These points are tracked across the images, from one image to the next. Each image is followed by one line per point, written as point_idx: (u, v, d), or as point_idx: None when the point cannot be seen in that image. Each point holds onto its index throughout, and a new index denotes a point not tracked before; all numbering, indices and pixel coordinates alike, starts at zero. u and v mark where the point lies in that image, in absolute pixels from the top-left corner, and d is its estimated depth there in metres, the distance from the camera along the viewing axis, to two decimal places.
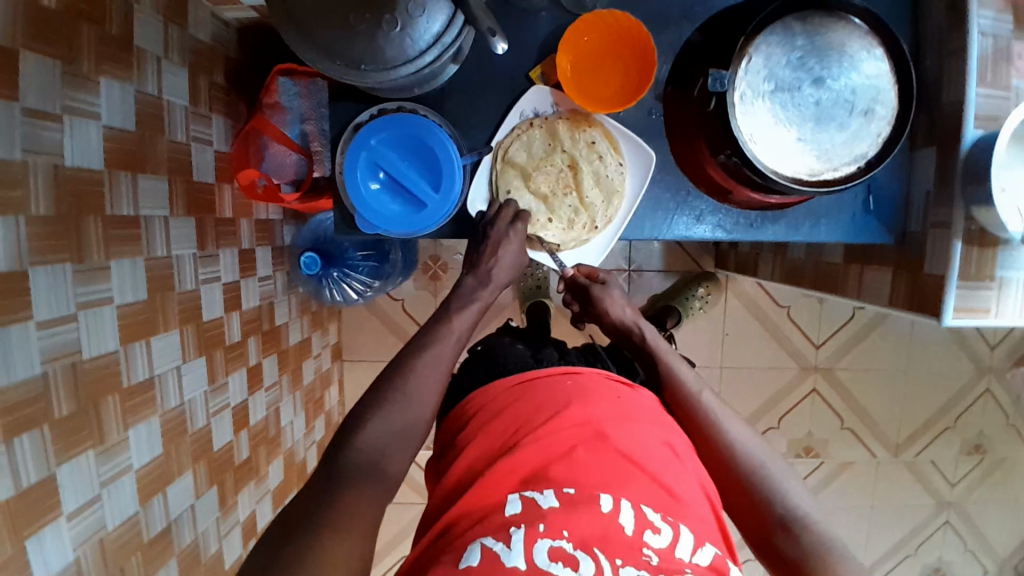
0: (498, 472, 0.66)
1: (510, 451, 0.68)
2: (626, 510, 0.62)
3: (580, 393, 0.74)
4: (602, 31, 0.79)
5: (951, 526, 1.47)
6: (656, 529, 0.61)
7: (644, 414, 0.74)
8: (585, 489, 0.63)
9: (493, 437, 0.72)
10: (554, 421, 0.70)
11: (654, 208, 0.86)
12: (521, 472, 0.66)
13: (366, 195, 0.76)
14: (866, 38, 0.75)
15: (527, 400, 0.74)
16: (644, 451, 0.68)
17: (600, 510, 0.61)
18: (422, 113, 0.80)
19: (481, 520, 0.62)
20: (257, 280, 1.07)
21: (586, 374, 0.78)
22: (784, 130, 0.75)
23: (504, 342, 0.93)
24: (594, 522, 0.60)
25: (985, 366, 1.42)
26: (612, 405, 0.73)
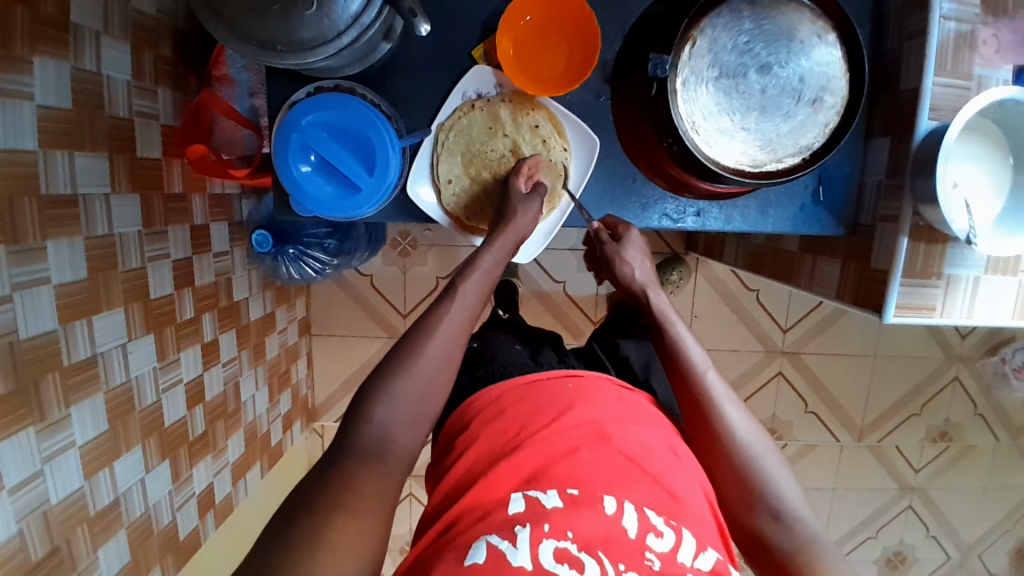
0: (498, 472, 0.64)
1: (513, 450, 0.66)
2: (629, 512, 0.60)
3: (583, 392, 0.72)
4: (545, 10, 0.76)
5: (914, 511, 1.48)
6: (659, 533, 0.59)
7: (646, 416, 0.72)
8: (589, 491, 0.61)
9: (492, 438, 0.69)
10: (558, 422, 0.67)
11: (604, 194, 0.84)
12: (525, 471, 0.63)
13: (298, 177, 0.74)
14: (818, 22, 0.71)
15: (531, 400, 0.71)
16: (650, 453, 0.66)
17: (604, 511, 0.59)
18: (360, 93, 0.77)
19: (484, 517, 0.60)
20: (212, 256, 1.06)
21: (587, 377, 0.75)
22: (727, 119, 0.73)
23: (501, 339, 0.88)
24: (597, 524, 0.58)
25: (956, 354, 1.41)
26: (616, 406, 0.71)
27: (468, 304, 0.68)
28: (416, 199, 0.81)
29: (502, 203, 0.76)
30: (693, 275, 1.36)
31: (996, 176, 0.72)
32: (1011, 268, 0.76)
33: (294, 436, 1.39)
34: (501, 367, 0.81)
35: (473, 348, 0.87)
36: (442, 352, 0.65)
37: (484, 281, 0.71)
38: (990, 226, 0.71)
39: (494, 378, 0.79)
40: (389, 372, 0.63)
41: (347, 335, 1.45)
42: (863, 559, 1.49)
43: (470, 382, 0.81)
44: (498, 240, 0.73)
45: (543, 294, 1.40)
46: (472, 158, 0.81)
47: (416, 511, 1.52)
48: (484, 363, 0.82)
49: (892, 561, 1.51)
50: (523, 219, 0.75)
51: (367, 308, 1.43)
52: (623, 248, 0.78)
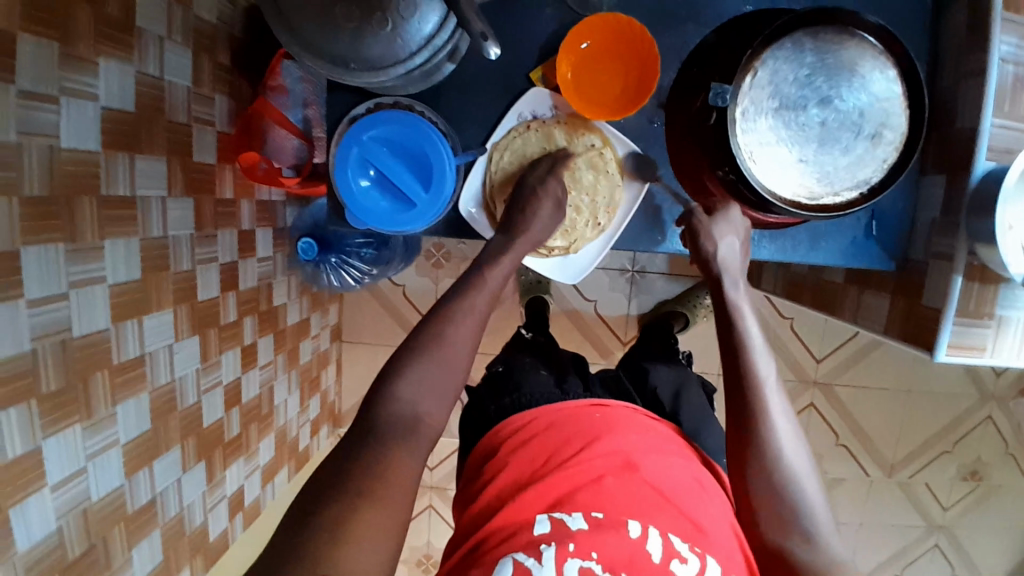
0: (526, 495, 0.64)
1: (540, 476, 0.66)
2: (654, 537, 0.60)
3: (609, 424, 0.72)
4: (603, 35, 0.77)
5: (940, 550, 1.46)
6: (684, 559, 0.59)
7: (673, 449, 0.71)
8: (614, 515, 0.61)
9: (518, 463, 0.69)
10: (585, 450, 0.67)
11: (652, 219, 0.84)
12: (549, 493, 0.64)
13: (355, 191, 0.74)
14: (880, 57, 0.72)
15: (559, 428, 0.72)
16: (678, 486, 0.66)
17: (628, 535, 0.59)
18: (418, 110, 0.79)
19: (509, 538, 0.61)
20: (256, 261, 1.07)
21: (614, 407, 0.75)
22: (786, 150, 0.73)
23: (527, 365, 0.86)
24: (621, 547, 0.58)
25: (989, 393, 1.41)
26: (643, 439, 0.71)
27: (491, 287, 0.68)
28: (468, 217, 0.82)
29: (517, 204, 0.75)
30: None
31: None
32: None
33: (320, 442, 1.40)
34: (528, 396, 0.79)
35: (498, 372, 0.87)
36: (468, 344, 0.64)
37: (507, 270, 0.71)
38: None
39: (522, 408, 0.78)
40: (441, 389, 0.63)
41: (377, 344, 1.46)
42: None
43: (496, 410, 0.80)
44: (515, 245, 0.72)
45: (575, 312, 1.40)
46: None
47: (436, 525, 1.51)
48: (510, 392, 0.81)
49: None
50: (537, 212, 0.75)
51: (397, 318, 1.44)
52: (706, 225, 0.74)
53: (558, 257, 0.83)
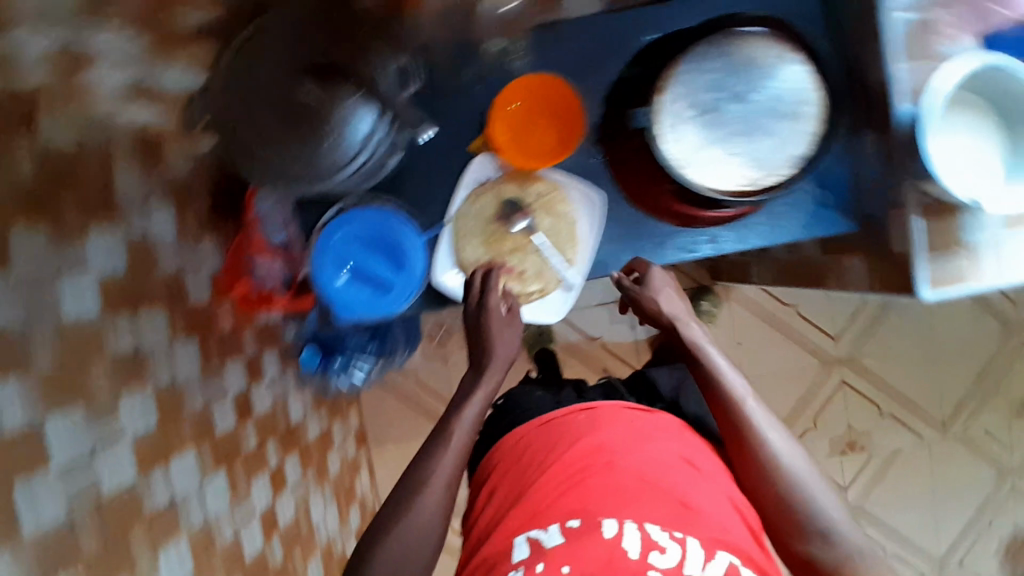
0: (514, 515, 0.73)
1: (527, 490, 0.75)
2: (631, 532, 0.67)
3: (585, 427, 0.79)
4: (528, 91, 0.82)
5: (1021, 489, 1.48)
6: (661, 549, 0.66)
7: (660, 431, 0.79)
8: (591, 518, 0.69)
9: (508, 490, 0.77)
10: (571, 453, 0.76)
11: (618, 239, 0.88)
12: (535, 510, 0.72)
13: (336, 291, 0.79)
14: (780, 43, 0.77)
15: (551, 433, 0.80)
16: (655, 471, 0.73)
17: (603, 536, 0.67)
18: (378, 200, 0.83)
19: (497, 562, 0.70)
20: (266, 384, 1.10)
21: (602, 408, 0.82)
22: (716, 147, 0.78)
23: (522, 391, 0.96)
24: (598, 549, 0.66)
25: (1015, 324, 1.42)
26: (610, 436, 0.78)
27: (473, 413, 0.77)
28: (445, 287, 0.84)
29: (477, 325, 0.79)
30: (726, 302, 1.42)
31: (988, 141, 0.76)
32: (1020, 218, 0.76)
33: None
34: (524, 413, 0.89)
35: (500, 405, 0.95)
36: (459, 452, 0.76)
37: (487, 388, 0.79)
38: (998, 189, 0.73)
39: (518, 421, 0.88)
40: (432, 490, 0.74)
41: (404, 437, 1.46)
42: (984, 556, 1.48)
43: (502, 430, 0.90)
44: (489, 371, 0.78)
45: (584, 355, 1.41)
46: (491, 236, 0.85)
47: None
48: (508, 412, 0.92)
49: (1015, 548, 1.49)
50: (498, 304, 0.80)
51: (417, 406, 1.45)
52: (653, 289, 0.84)
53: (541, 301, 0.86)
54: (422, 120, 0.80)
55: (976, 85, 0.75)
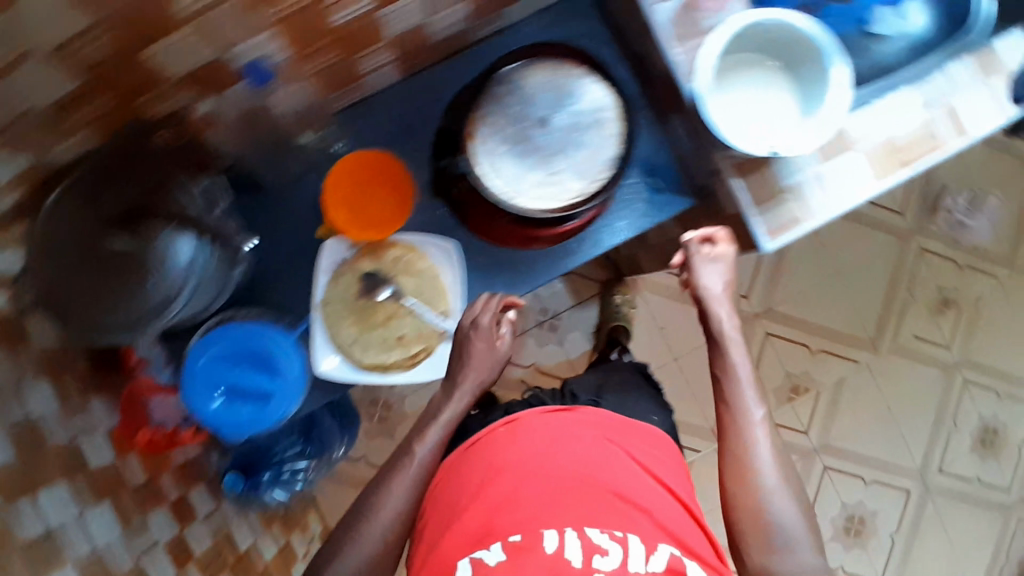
0: (452, 538, 0.71)
1: (465, 505, 0.74)
2: (573, 543, 0.68)
3: (512, 436, 0.79)
4: (352, 170, 0.84)
5: (972, 381, 1.51)
6: (603, 551, 0.67)
7: (609, 434, 0.81)
8: (530, 533, 0.69)
9: (441, 509, 0.76)
10: (512, 472, 0.75)
11: (487, 276, 0.92)
12: (476, 526, 0.71)
13: (215, 414, 0.79)
14: (562, 64, 0.82)
15: (483, 452, 0.79)
16: (588, 470, 0.75)
17: (546, 550, 0.67)
18: (241, 313, 0.84)
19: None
20: (201, 520, 1.07)
21: (523, 418, 0.81)
22: (535, 172, 0.82)
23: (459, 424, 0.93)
24: (540, 563, 0.66)
25: (906, 231, 1.44)
26: (541, 439, 0.78)
27: (447, 420, 0.79)
28: (325, 374, 0.83)
29: (461, 342, 0.82)
30: (636, 292, 1.47)
31: (781, 90, 0.79)
32: (842, 146, 0.82)
33: None
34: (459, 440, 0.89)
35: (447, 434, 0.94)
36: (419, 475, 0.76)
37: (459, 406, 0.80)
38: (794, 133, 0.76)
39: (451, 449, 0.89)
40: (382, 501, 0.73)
41: None
42: (958, 455, 1.52)
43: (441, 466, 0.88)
44: (463, 385, 0.79)
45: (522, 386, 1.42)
46: (360, 314, 0.85)
47: None
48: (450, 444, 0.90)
49: (986, 438, 1.54)
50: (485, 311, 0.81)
51: None
52: (693, 266, 0.82)
53: (427, 359, 0.86)
54: (245, 232, 0.84)
55: (759, 40, 0.78)
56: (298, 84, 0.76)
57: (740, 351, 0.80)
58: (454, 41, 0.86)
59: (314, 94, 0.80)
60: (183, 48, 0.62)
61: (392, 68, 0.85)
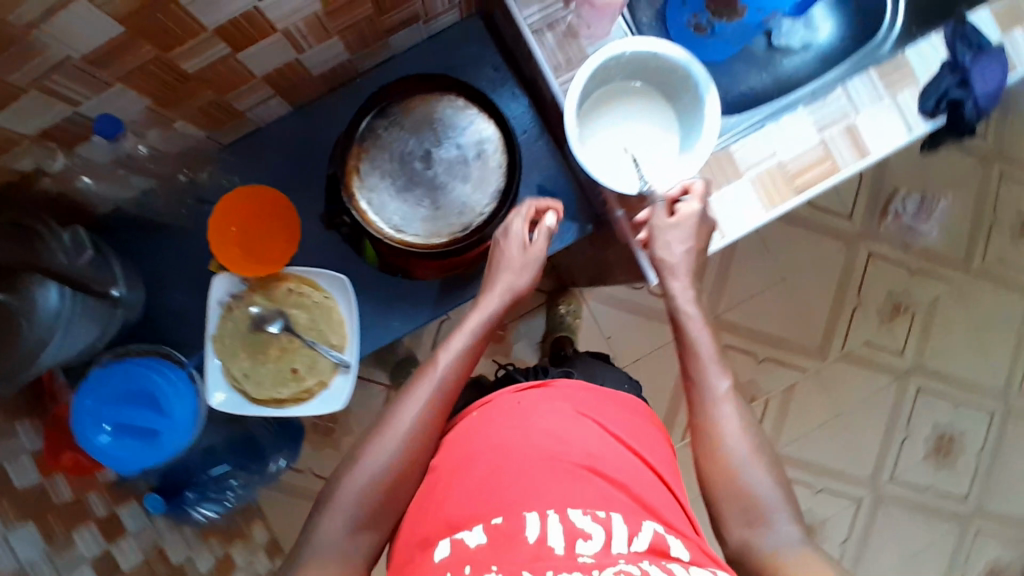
0: (429, 529, 0.62)
1: (443, 489, 0.65)
2: (554, 526, 0.57)
3: (484, 418, 0.71)
4: (243, 205, 0.83)
5: (926, 389, 1.48)
6: (587, 536, 0.57)
7: (587, 408, 0.72)
8: (512, 513, 0.59)
9: (426, 498, 0.66)
10: (482, 453, 0.67)
11: (385, 304, 0.90)
12: (455, 513, 0.62)
13: (105, 449, 0.81)
14: (444, 98, 0.83)
15: (455, 443, 0.71)
16: (569, 445, 0.66)
17: (527, 539, 0.56)
18: (134, 347, 0.86)
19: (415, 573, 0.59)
20: (130, 536, 1.06)
21: (495, 400, 0.74)
22: (420, 206, 0.82)
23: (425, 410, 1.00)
24: (521, 551, 0.55)
25: (854, 234, 1.41)
26: (513, 415, 0.70)
27: (463, 340, 0.74)
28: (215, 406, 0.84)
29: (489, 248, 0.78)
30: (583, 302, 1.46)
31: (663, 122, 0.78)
32: (733, 172, 0.79)
33: None
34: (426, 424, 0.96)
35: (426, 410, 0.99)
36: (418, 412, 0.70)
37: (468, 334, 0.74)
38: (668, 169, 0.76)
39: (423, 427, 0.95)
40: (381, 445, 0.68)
41: None
42: (911, 463, 1.50)
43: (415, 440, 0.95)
44: (485, 298, 0.75)
45: None
46: (253, 348, 0.85)
47: None
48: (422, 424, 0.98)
49: (942, 446, 1.50)
50: (521, 278, 0.75)
51: None
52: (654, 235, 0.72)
53: (324, 392, 0.86)
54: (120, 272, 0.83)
55: (635, 69, 0.76)
56: (169, 124, 0.77)
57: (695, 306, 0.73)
58: (338, 72, 0.86)
59: (193, 132, 0.81)
60: (36, 105, 0.63)
61: (277, 101, 0.85)
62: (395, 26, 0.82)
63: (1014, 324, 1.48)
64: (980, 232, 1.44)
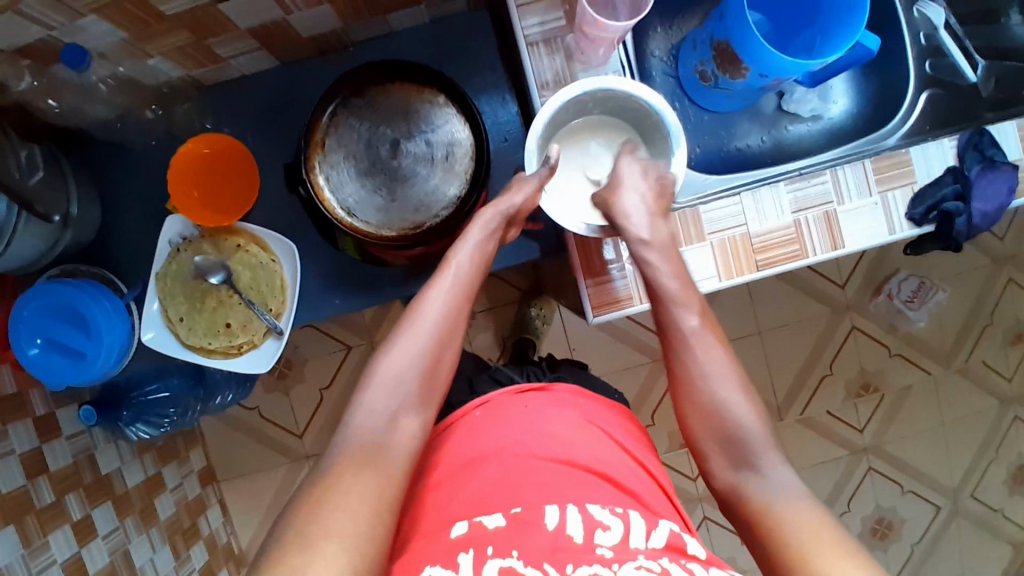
0: (445, 513, 0.61)
1: (457, 485, 0.64)
2: (574, 518, 0.57)
3: (490, 417, 0.71)
4: (207, 155, 0.84)
5: (877, 471, 1.43)
6: (605, 527, 0.56)
7: (588, 416, 0.73)
8: (532, 505, 0.59)
9: (427, 497, 0.65)
10: (495, 452, 0.66)
11: (330, 280, 0.90)
12: (461, 505, 0.61)
13: (28, 359, 0.82)
14: (425, 91, 0.82)
15: (459, 437, 0.70)
16: (574, 450, 0.67)
17: (546, 528, 0.56)
18: (81, 269, 0.88)
19: (430, 549, 0.57)
20: (65, 440, 1.04)
21: (494, 398, 0.74)
22: (377, 195, 0.82)
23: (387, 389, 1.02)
24: (541, 539, 0.55)
25: (842, 304, 1.38)
26: (522, 419, 0.70)
27: (473, 244, 0.73)
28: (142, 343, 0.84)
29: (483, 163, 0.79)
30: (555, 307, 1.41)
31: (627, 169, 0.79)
32: (697, 234, 0.76)
33: None
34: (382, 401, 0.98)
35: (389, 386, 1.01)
36: (439, 318, 0.68)
37: (481, 238, 0.74)
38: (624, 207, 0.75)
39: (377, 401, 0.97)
40: (393, 351, 0.66)
41: (254, 471, 1.49)
42: None
43: None
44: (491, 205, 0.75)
45: None
46: (192, 295, 0.86)
47: None
48: None
49: (878, 530, 1.45)
50: (520, 195, 0.74)
51: (265, 440, 1.48)
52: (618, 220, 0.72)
53: (252, 351, 0.86)
54: (75, 197, 0.85)
55: (618, 106, 0.77)
56: (146, 57, 0.76)
57: (657, 251, 0.72)
58: (329, 36, 0.84)
59: (171, 69, 0.81)
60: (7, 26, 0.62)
61: (262, 54, 0.84)
62: (392, 4, 0.80)
63: (981, 431, 1.44)
64: (970, 333, 1.40)
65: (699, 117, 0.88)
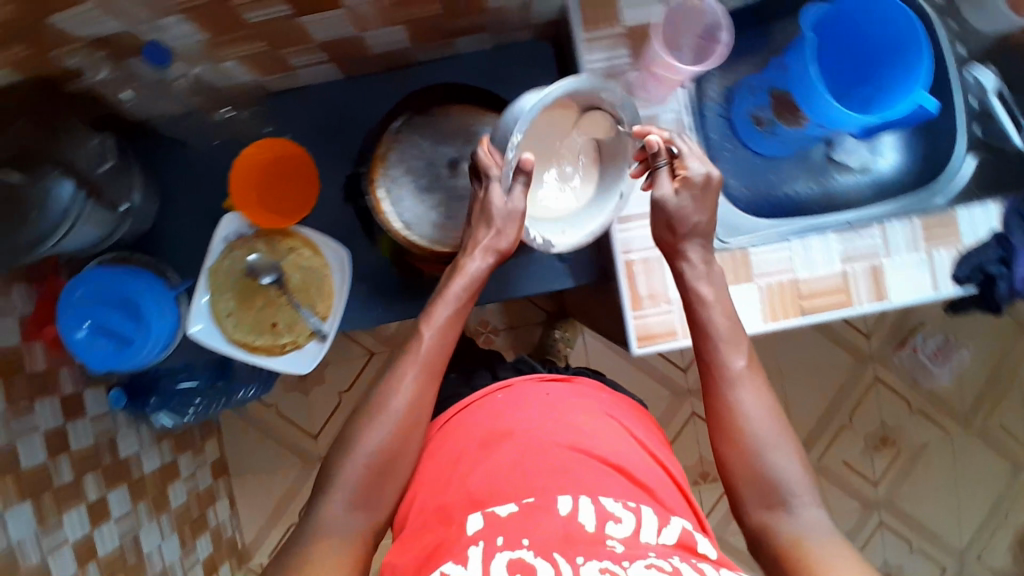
0: (458, 495, 0.63)
1: (469, 464, 0.66)
2: (586, 506, 0.59)
3: (510, 400, 0.72)
4: (268, 157, 0.86)
5: (887, 526, 1.43)
6: (618, 519, 0.58)
7: (604, 408, 0.74)
8: (544, 495, 0.60)
9: (438, 472, 0.68)
10: (505, 434, 0.67)
11: (373, 290, 0.92)
12: (476, 489, 0.63)
13: (76, 342, 0.83)
14: (488, 117, 0.85)
15: (474, 417, 0.71)
16: (591, 440, 0.67)
17: (558, 514, 0.58)
18: (135, 257, 0.90)
19: (445, 547, 0.59)
20: (89, 420, 1.04)
21: (516, 383, 0.75)
22: (433, 212, 0.83)
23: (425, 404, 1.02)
24: (553, 525, 0.57)
25: (866, 354, 1.39)
26: (539, 402, 0.71)
27: (454, 299, 0.73)
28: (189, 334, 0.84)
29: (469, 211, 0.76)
30: (580, 330, 1.42)
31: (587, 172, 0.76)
32: (746, 275, 0.78)
33: None
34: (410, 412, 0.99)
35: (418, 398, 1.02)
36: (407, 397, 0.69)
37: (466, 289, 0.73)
38: (579, 215, 0.75)
39: None
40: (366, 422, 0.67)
41: (265, 468, 1.50)
42: None
43: None
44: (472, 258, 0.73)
45: None
46: (241, 291, 0.87)
47: None
48: None
49: None
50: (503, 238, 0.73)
51: (280, 439, 1.49)
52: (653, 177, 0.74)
53: (297, 351, 0.88)
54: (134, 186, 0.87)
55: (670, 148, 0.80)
56: (220, 62, 0.78)
57: (706, 281, 0.72)
58: (398, 55, 0.87)
59: (243, 74, 0.83)
60: (82, 21, 0.63)
61: (331, 67, 0.87)
62: (463, 29, 0.83)
63: (994, 495, 1.44)
64: (991, 396, 1.41)
65: (751, 161, 0.89)
